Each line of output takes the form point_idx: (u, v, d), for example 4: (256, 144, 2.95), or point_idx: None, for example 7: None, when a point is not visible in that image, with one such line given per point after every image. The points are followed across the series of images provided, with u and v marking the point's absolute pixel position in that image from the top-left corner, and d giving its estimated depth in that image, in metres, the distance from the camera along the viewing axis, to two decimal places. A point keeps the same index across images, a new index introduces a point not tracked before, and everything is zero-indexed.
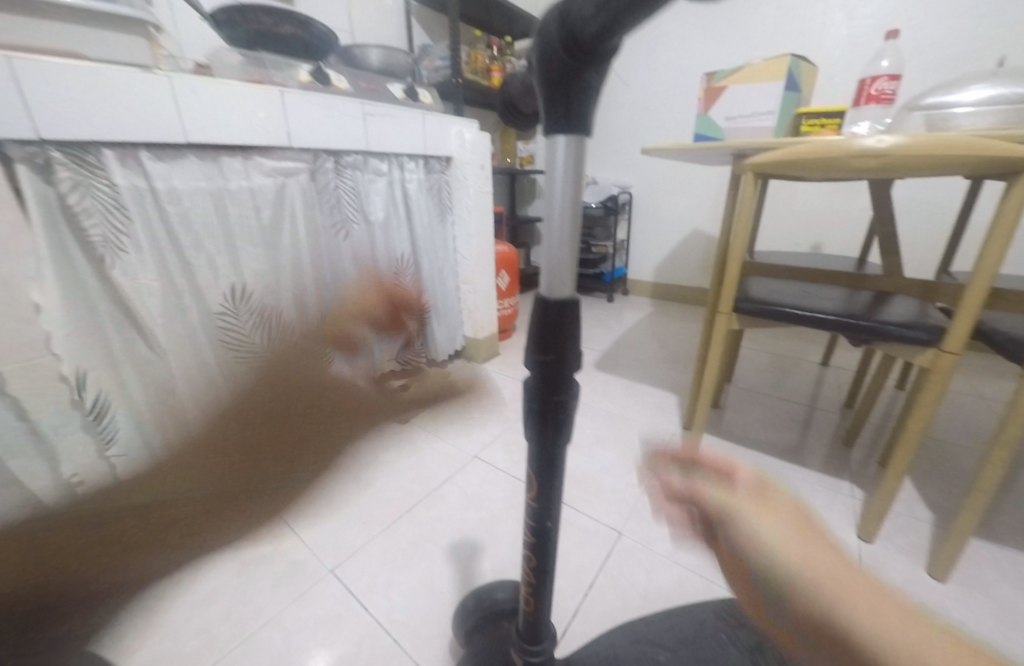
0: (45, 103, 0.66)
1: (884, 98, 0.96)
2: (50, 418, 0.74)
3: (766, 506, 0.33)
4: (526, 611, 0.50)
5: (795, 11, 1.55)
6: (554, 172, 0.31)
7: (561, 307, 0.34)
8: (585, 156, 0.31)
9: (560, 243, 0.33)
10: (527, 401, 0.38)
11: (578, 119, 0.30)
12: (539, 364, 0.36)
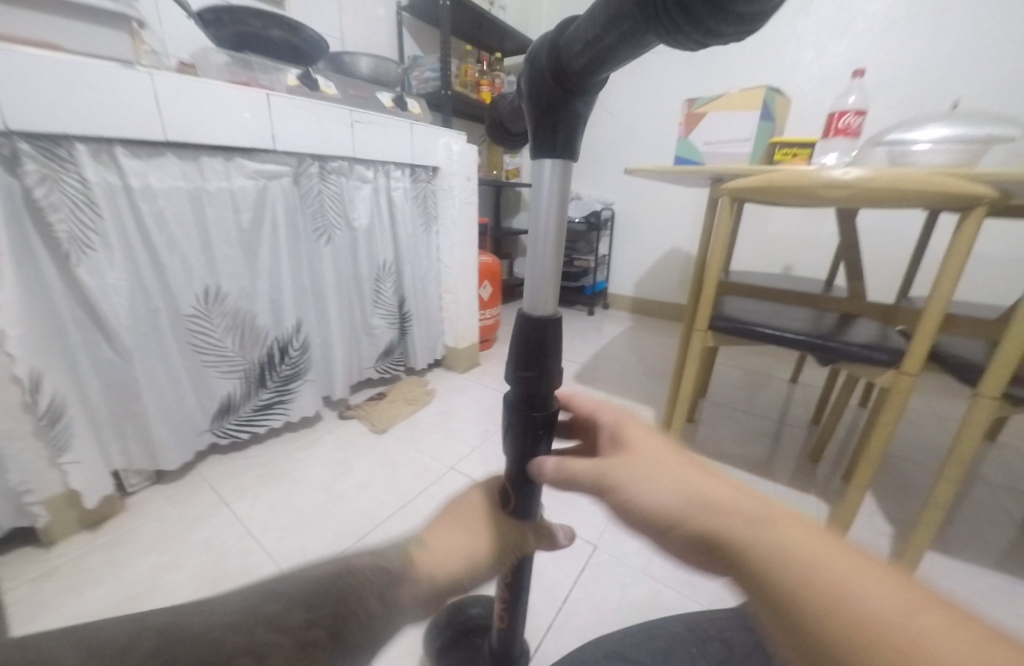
0: (13, 95, 0.63)
1: (851, 132, 1.02)
2: (0, 421, 0.70)
3: (639, 459, 0.34)
4: (499, 628, 0.51)
5: (771, 44, 1.64)
6: (541, 188, 0.33)
7: (544, 322, 0.35)
8: (570, 178, 0.34)
9: (543, 258, 0.34)
10: (507, 416, 0.38)
11: (564, 143, 0.32)
12: (519, 381, 0.36)
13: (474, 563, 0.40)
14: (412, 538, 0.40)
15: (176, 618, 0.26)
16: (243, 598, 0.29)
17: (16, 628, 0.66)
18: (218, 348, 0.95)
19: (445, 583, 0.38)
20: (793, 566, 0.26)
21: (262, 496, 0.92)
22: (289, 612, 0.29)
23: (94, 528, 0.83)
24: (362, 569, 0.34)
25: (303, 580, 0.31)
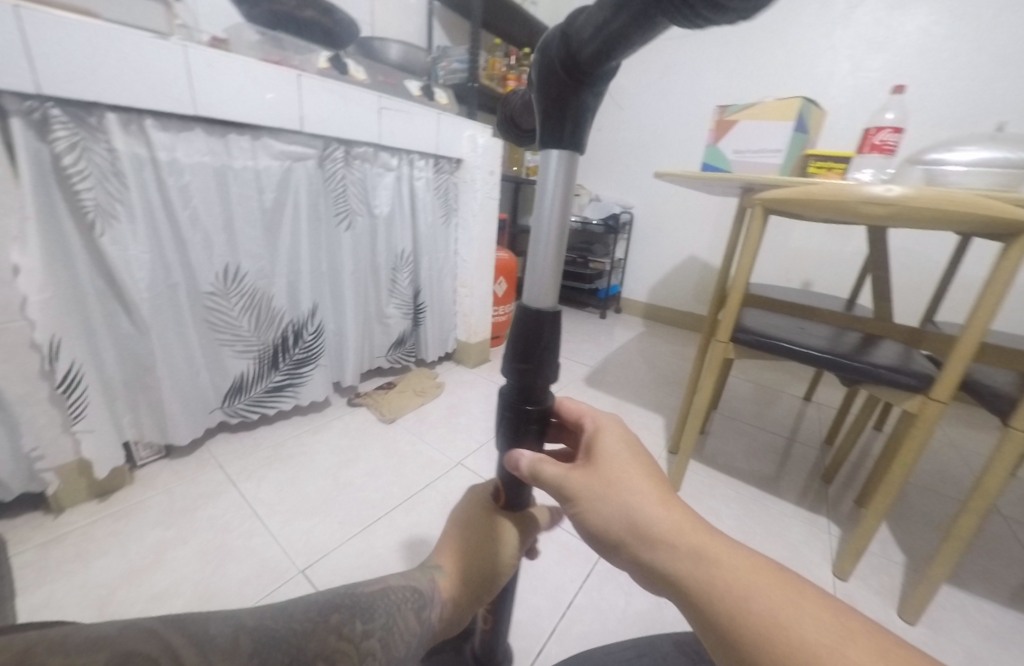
0: (49, 61, 0.63)
1: (886, 150, 0.98)
2: (16, 386, 0.70)
3: (608, 486, 0.39)
4: (482, 629, 0.54)
5: (806, 55, 1.60)
6: (547, 178, 0.33)
7: (541, 317, 0.35)
8: (575, 169, 0.34)
9: (546, 250, 0.34)
10: (501, 409, 0.39)
11: (571, 133, 0.32)
12: (515, 376, 0.37)
13: (484, 580, 0.46)
14: (432, 564, 0.48)
15: (268, 617, 0.33)
16: (312, 602, 0.37)
17: (21, 594, 0.66)
18: (233, 328, 0.94)
19: (465, 601, 0.46)
20: (739, 600, 0.33)
21: (269, 477, 0.92)
22: (350, 622, 0.37)
23: (102, 498, 0.83)
24: (398, 591, 0.43)
25: (355, 596, 0.39)
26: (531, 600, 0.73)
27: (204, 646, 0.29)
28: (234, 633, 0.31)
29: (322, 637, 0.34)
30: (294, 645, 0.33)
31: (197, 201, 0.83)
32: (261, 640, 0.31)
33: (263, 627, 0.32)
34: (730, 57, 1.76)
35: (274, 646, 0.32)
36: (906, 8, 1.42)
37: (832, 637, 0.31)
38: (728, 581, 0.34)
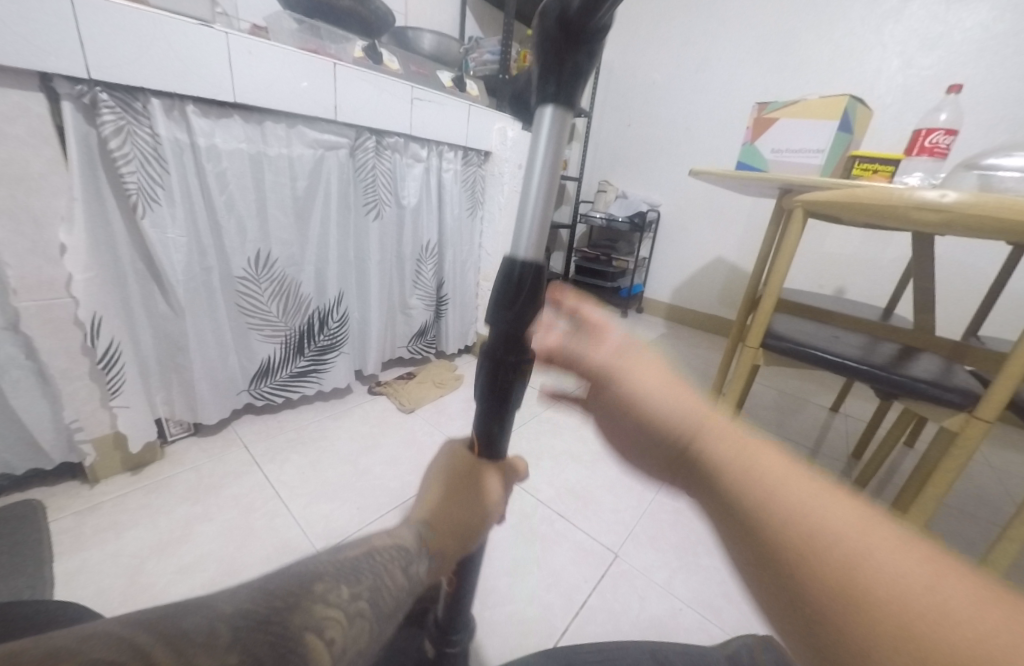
0: (99, 47, 0.64)
1: (937, 152, 0.94)
2: (60, 360, 0.73)
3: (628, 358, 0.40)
4: (448, 593, 0.51)
5: (852, 51, 1.53)
6: (543, 131, 0.31)
7: (528, 272, 0.33)
8: (569, 128, 0.32)
9: (534, 210, 0.32)
10: (483, 358, 0.37)
11: (568, 87, 0.30)
12: (506, 318, 0.34)
13: (472, 533, 0.42)
14: (417, 518, 0.41)
15: (246, 596, 0.27)
16: (292, 571, 0.30)
17: (59, 559, 0.69)
18: (263, 313, 0.97)
19: (451, 553, 0.41)
20: (765, 480, 0.29)
21: (291, 460, 0.94)
22: (333, 589, 0.31)
23: (135, 471, 0.87)
24: (384, 551, 0.36)
25: (336, 560, 0.33)
26: (544, 598, 0.73)
27: (176, 641, 0.24)
28: (209, 620, 0.25)
29: (308, 609, 0.29)
30: (279, 625, 0.27)
31: (231, 187, 0.84)
32: (240, 624, 0.26)
33: (243, 607, 0.27)
34: (771, 52, 1.69)
35: (256, 627, 0.26)
36: (965, 2, 1.34)
37: (833, 510, 0.27)
38: (757, 463, 0.30)
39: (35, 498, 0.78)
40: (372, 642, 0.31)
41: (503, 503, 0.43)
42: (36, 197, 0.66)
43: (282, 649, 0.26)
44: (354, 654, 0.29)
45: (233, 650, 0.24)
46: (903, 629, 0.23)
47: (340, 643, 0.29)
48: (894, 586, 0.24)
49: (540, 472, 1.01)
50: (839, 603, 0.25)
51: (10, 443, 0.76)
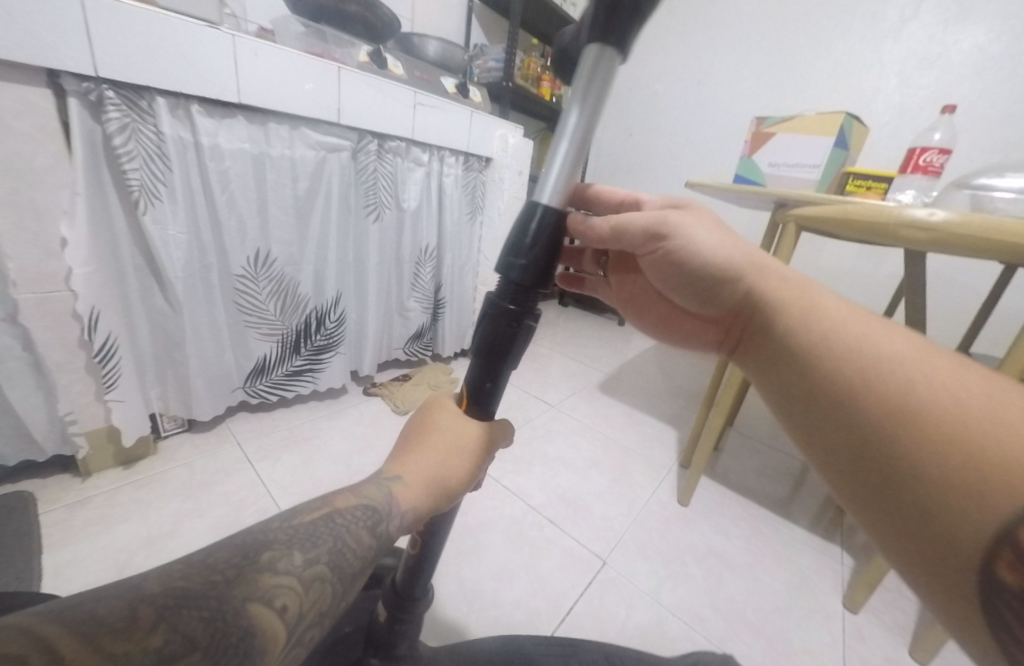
0: (107, 48, 0.65)
1: (931, 170, 0.96)
2: (56, 353, 0.74)
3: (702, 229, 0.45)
4: (409, 554, 0.49)
5: (851, 69, 1.55)
6: (582, 82, 0.34)
7: (557, 207, 0.36)
8: (613, 71, 0.34)
9: (564, 161, 0.36)
10: (487, 308, 0.39)
11: (612, 37, 0.33)
12: (522, 269, 0.36)
13: (450, 490, 0.40)
14: (388, 474, 0.38)
15: (175, 573, 0.26)
16: (235, 542, 0.29)
17: (47, 551, 0.69)
18: (260, 312, 0.97)
19: (428, 510, 0.38)
20: (851, 346, 0.36)
21: (283, 459, 0.94)
22: (283, 556, 0.29)
23: (127, 466, 0.87)
24: (348, 512, 0.34)
25: (288, 526, 0.31)
26: (531, 603, 0.73)
27: (86, 629, 0.23)
28: (126, 603, 0.24)
29: (250, 581, 0.27)
30: (214, 600, 0.26)
31: (233, 185, 0.85)
32: (163, 603, 0.25)
33: (169, 586, 0.26)
34: (773, 67, 1.71)
35: (186, 604, 0.25)
36: (963, 23, 1.35)
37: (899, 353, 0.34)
38: (827, 329, 0.38)
39: (26, 489, 0.79)
40: (336, 605, 0.30)
41: (483, 460, 0.42)
42: (39, 191, 0.67)
43: (221, 625, 0.25)
44: (316, 618, 0.29)
45: (155, 631, 0.24)
46: (929, 431, 0.30)
47: (293, 610, 0.28)
48: (931, 403, 0.31)
49: (532, 478, 1.01)
50: (883, 420, 0.32)
51: (4, 434, 0.76)
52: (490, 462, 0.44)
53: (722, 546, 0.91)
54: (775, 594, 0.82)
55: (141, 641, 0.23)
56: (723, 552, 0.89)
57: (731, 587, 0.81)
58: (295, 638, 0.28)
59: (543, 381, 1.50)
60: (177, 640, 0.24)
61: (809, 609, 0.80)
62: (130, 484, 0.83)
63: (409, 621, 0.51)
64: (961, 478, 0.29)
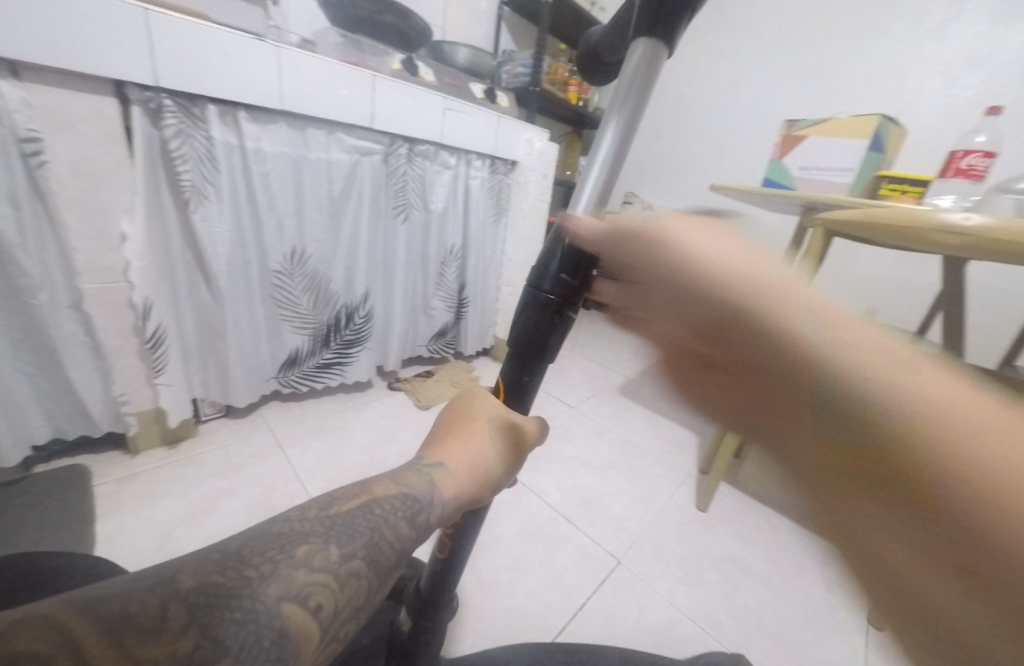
0: (168, 60, 0.71)
1: (973, 175, 0.91)
2: (114, 338, 0.81)
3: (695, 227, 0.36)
4: (437, 560, 0.51)
5: (891, 71, 1.51)
6: (626, 79, 0.35)
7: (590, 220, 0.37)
8: (661, 64, 0.35)
9: (605, 162, 0.36)
10: (525, 304, 0.39)
11: (662, 30, 0.34)
12: (554, 281, 0.37)
13: (487, 480, 0.42)
14: (428, 462, 0.40)
15: (209, 567, 0.27)
16: (272, 531, 0.30)
17: (99, 519, 0.75)
18: (295, 307, 1.03)
19: (467, 499, 0.40)
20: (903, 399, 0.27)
21: (312, 446, 0.99)
22: (318, 552, 0.30)
23: (171, 446, 0.94)
24: (386, 502, 0.35)
25: (325, 517, 0.32)
26: (544, 595, 0.75)
27: (118, 629, 0.23)
28: (159, 601, 0.25)
29: (283, 578, 0.28)
30: (245, 599, 0.27)
31: (270, 186, 0.90)
32: (195, 601, 0.25)
33: (203, 580, 0.26)
34: (807, 69, 1.68)
35: (217, 604, 0.26)
36: (1014, 22, 1.29)
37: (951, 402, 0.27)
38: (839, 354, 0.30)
39: (81, 463, 0.86)
40: (370, 599, 0.31)
41: (520, 452, 0.44)
42: (103, 190, 0.73)
43: (254, 626, 0.26)
44: (349, 614, 0.30)
45: (184, 635, 0.24)
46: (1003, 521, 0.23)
47: (327, 608, 0.29)
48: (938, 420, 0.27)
49: (548, 475, 1.03)
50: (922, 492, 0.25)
51: (67, 412, 0.84)
52: (528, 452, 0.45)
53: (738, 551, 0.90)
54: (793, 603, 0.80)
55: (171, 644, 0.24)
56: (739, 556, 0.88)
57: (746, 594, 0.81)
58: (330, 633, 0.29)
59: (563, 382, 1.51)
60: (205, 644, 0.24)
61: (829, 620, 0.78)
62: (172, 466, 0.89)
63: (432, 629, 0.53)
64: (989, 519, 0.24)
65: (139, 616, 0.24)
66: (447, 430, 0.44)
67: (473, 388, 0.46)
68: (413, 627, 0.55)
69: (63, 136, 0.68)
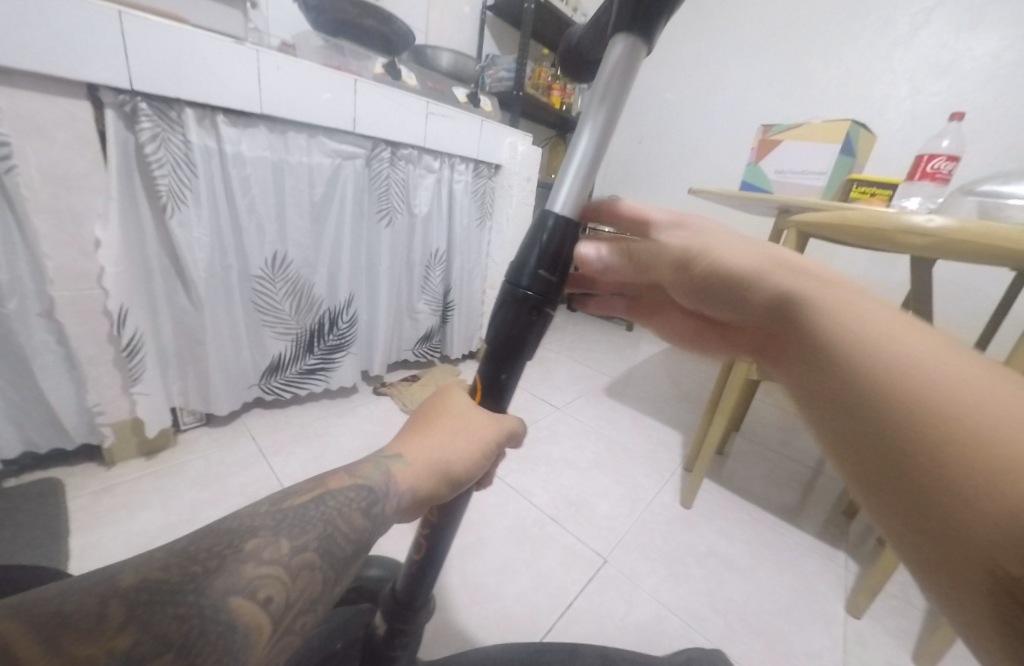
0: (143, 63, 0.70)
1: (938, 178, 0.93)
2: (88, 347, 0.78)
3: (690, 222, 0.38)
4: (413, 561, 0.51)
5: (862, 78, 1.56)
6: (605, 78, 0.34)
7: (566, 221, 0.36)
8: (641, 63, 0.34)
9: (581, 165, 0.35)
10: (503, 301, 0.39)
11: (642, 29, 0.33)
12: (533, 277, 0.37)
13: (451, 477, 0.41)
14: (388, 454, 0.40)
15: (152, 566, 0.26)
16: (219, 528, 0.30)
17: (74, 534, 0.73)
18: (277, 312, 1.02)
19: (427, 494, 0.39)
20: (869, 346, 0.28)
21: (296, 453, 0.98)
22: (268, 545, 0.30)
23: (149, 456, 0.92)
24: (341, 493, 0.35)
25: (277, 509, 0.32)
26: (533, 597, 0.75)
27: (51, 629, 0.22)
28: (97, 600, 0.24)
29: (228, 571, 0.28)
30: (191, 594, 0.26)
31: (250, 190, 0.89)
32: (137, 599, 0.25)
33: (146, 578, 0.26)
34: (782, 76, 1.73)
35: (161, 601, 0.25)
36: (975, 32, 1.35)
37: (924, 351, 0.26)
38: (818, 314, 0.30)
39: (55, 476, 0.83)
40: (326, 590, 0.31)
41: (490, 451, 0.42)
42: (75, 195, 0.72)
43: (203, 620, 0.25)
44: (303, 606, 0.29)
45: (126, 631, 0.23)
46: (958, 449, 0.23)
47: (277, 600, 0.28)
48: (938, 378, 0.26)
49: (536, 477, 1.03)
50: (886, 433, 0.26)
51: (39, 423, 0.81)
52: (499, 452, 0.44)
53: (722, 547, 0.92)
54: (776, 596, 0.82)
55: (110, 641, 0.23)
56: (723, 552, 0.90)
57: (732, 589, 0.82)
58: (282, 624, 0.28)
59: (550, 384, 1.52)
60: (147, 640, 0.24)
61: (810, 612, 0.80)
62: (150, 477, 0.86)
63: (408, 632, 0.53)
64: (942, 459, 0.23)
65: (71, 616, 0.23)
66: (416, 427, 0.44)
67: (447, 385, 0.46)
68: (388, 630, 0.54)
69: (33, 139, 0.66)
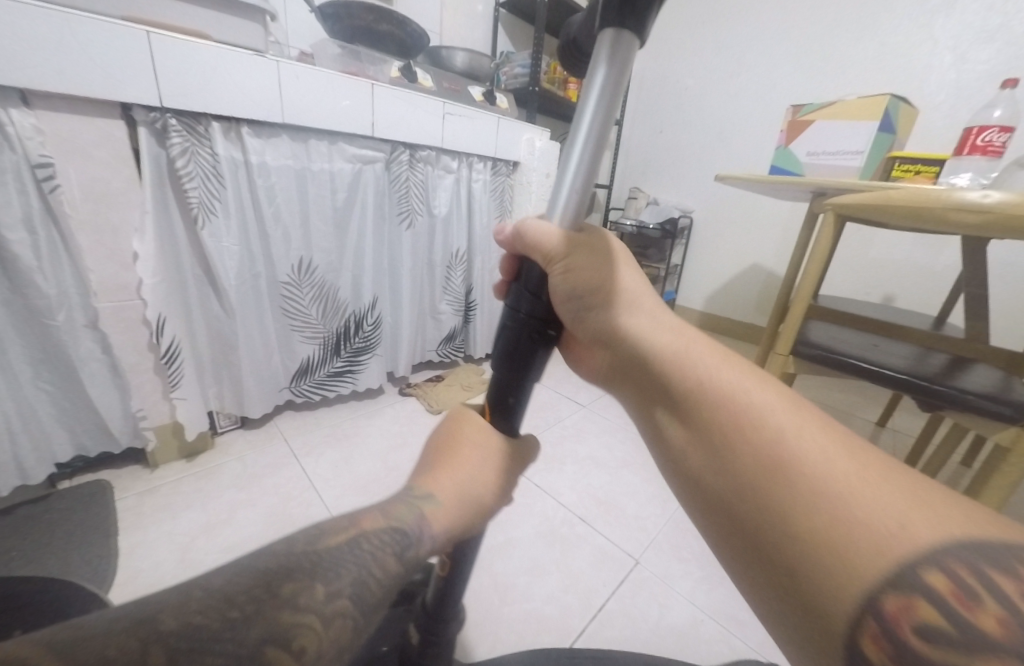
0: (172, 80, 0.73)
1: (991, 151, 0.84)
2: (130, 356, 0.83)
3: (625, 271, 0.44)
4: (438, 575, 0.51)
5: (899, 49, 1.47)
6: (601, 80, 0.34)
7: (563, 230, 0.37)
8: (633, 54, 0.34)
9: (579, 165, 0.36)
10: (505, 326, 0.40)
11: (630, 22, 0.32)
12: (529, 301, 0.39)
13: (478, 509, 0.41)
14: (417, 493, 0.39)
15: (191, 608, 0.25)
16: (259, 568, 0.28)
17: (122, 533, 0.77)
18: (305, 317, 1.04)
19: (458, 530, 0.38)
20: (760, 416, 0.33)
21: (326, 454, 1.00)
22: (306, 590, 0.28)
23: (189, 458, 0.96)
24: (376, 535, 0.33)
25: (317, 549, 0.30)
26: (562, 598, 0.74)
27: None
28: (138, 643, 0.23)
29: (267, 619, 0.26)
30: (227, 643, 0.24)
31: (274, 198, 0.91)
32: (177, 647, 0.23)
33: (185, 623, 0.24)
34: (811, 54, 1.65)
35: (196, 649, 0.24)
36: None
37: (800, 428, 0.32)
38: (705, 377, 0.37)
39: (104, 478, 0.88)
40: (356, 641, 0.28)
41: (510, 480, 0.43)
42: (114, 211, 0.75)
43: None
44: (333, 658, 0.27)
45: None
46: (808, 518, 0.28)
47: (310, 651, 0.26)
48: (859, 517, 0.27)
49: (563, 476, 1.02)
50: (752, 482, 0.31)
51: (88, 428, 0.86)
52: (518, 478, 0.45)
53: None
54: None
55: None
56: None
57: None
58: None
59: (576, 381, 1.50)
60: None
61: None
62: (190, 478, 0.90)
63: (438, 645, 0.53)
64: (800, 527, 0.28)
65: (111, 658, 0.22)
66: (438, 456, 0.43)
67: (459, 409, 0.46)
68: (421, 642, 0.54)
69: (73, 159, 0.70)
